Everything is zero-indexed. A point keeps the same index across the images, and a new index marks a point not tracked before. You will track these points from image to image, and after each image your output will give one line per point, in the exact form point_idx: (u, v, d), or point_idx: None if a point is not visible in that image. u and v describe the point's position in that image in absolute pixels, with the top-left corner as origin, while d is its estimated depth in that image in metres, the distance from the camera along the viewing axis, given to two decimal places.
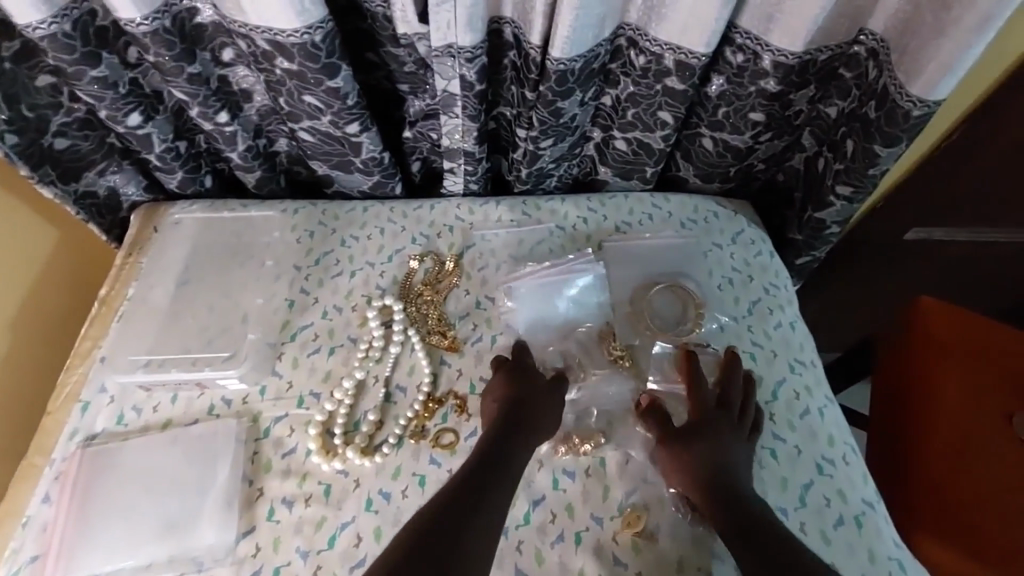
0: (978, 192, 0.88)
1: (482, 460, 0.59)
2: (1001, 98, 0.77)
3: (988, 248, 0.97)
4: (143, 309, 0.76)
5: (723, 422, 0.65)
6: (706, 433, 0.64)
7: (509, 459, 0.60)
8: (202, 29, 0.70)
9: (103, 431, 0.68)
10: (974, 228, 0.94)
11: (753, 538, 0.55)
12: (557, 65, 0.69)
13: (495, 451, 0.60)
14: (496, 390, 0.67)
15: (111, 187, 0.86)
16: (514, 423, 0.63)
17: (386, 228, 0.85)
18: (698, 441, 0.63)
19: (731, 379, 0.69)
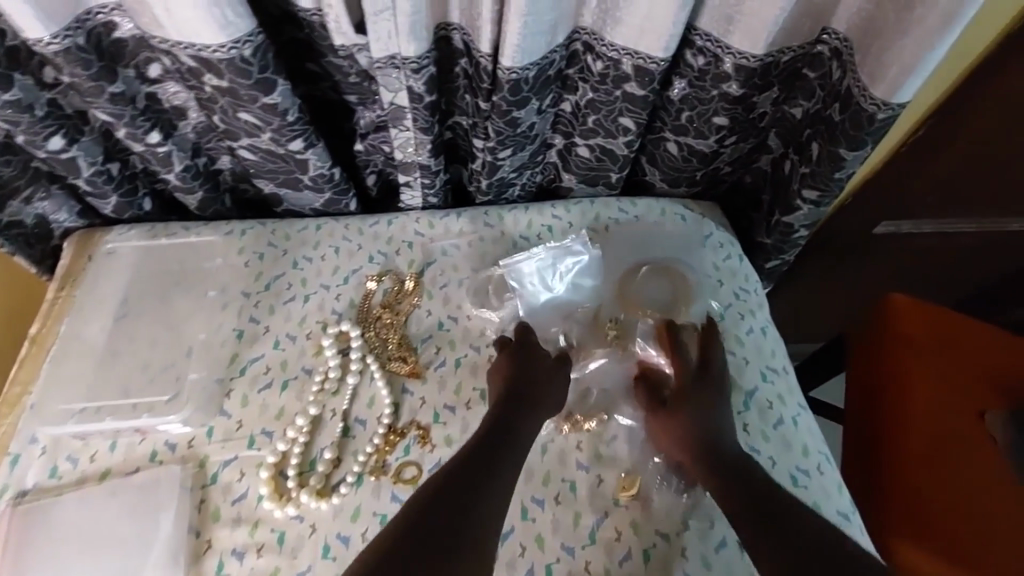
0: (942, 185, 0.87)
1: (483, 438, 0.58)
2: (964, 94, 0.76)
3: (954, 236, 0.97)
4: (77, 348, 0.71)
5: (714, 390, 0.66)
6: (696, 399, 0.65)
7: (511, 438, 0.59)
8: (123, 45, 0.64)
9: (35, 486, 0.63)
10: (940, 219, 0.94)
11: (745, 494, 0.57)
12: (509, 75, 0.65)
13: (496, 428, 0.59)
14: (498, 369, 0.67)
15: (40, 215, 0.80)
16: (516, 399, 0.62)
17: (341, 247, 0.81)
18: (694, 407, 0.64)
19: (719, 350, 0.68)
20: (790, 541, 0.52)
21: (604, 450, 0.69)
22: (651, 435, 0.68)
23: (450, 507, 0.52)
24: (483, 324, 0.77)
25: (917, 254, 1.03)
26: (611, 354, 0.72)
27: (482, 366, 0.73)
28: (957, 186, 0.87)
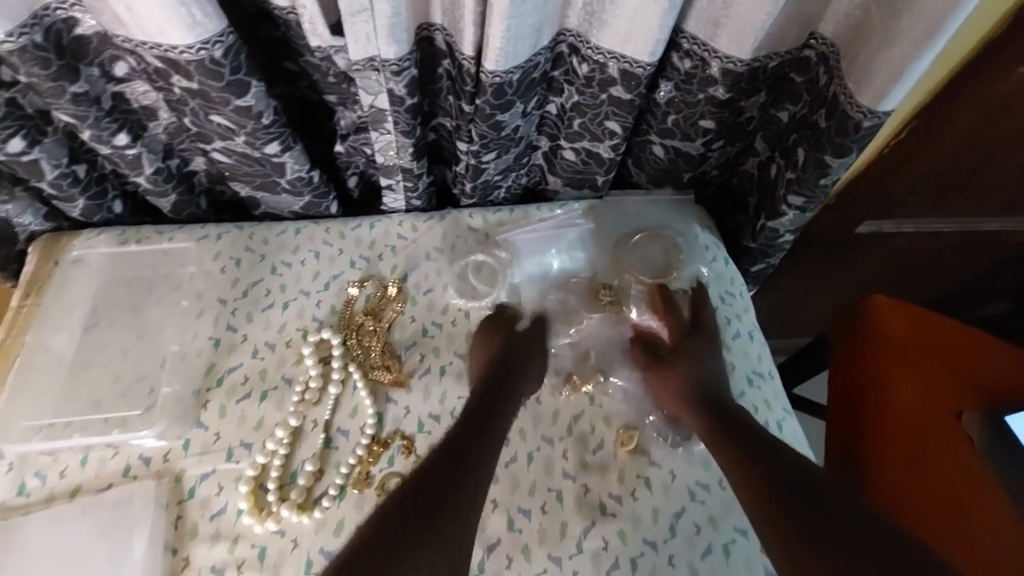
0: (921, 188, 0.88)
1: (480, 398, 0.62)
2: (947, 99, 0.76)
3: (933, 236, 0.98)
4: (45, 359, 0.68)
5: (703, 342, 0.71)
6: (686, 352, 0.70)
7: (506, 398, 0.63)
8: (85, 42, 0.61)
9: (2, 504, 0.61)
10: (918, 220, 0.95)
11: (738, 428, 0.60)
12: (492, 78, 0.63)
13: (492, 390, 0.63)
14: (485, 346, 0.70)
15: (3, 218, 0.76)
16: (510, 363, 0.66)
17: (321, 251, 0.79)
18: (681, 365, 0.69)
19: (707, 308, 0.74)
20: (774, 472, 0.55)
21: (591, 459, 0.68)
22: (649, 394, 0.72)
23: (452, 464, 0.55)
24: (468, 330, 0.76)
25: (897, 254, 1.04)
26: (606, 316, 0.78)
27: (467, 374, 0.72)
28: (938, 188, 0.88)
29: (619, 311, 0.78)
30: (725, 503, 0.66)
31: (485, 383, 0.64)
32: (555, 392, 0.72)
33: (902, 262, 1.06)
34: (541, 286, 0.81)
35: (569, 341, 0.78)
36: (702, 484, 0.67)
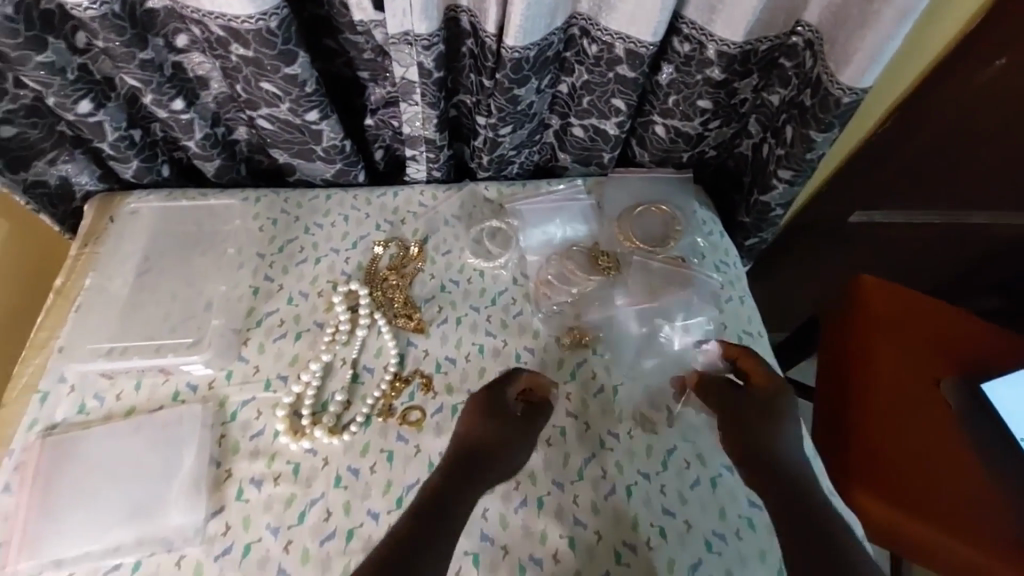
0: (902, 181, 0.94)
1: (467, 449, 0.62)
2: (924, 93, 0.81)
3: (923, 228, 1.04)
4: (101, 298, 0.76)
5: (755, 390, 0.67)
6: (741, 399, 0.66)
7: (499, 466, 0.62)
8: (154, 14, 0.69)
9: (64, 421, 0.68)
10: (907, 211, 1.00)
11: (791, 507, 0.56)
12: (511, 53, 0.71)
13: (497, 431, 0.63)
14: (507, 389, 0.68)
15: (63, 177, 0.84)
16: (523, 425, 0.65)
17: (350, 215, 0.86)
18: (745, 411, 0.64)
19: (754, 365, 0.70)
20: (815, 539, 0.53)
21: (592, 402, 0.75)
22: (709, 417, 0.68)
23: (441, 507, 0.56)
24: (482, 287, 0.83)
25: (887, 243, 1.09)
26: (606, 279, 0.84)
27: (480, 325, 0.79)
28: (922, 178, 0.93)
29: (619, 275, 0.84)
30: (713, 444, 0.72)
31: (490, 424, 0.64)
32: (561, 344, 0.79)
33: (893, 251, 1.11)
34: (546, 252, 0.86)
35: (570, 297, 0.82)
36: (692, 425, 0.73)
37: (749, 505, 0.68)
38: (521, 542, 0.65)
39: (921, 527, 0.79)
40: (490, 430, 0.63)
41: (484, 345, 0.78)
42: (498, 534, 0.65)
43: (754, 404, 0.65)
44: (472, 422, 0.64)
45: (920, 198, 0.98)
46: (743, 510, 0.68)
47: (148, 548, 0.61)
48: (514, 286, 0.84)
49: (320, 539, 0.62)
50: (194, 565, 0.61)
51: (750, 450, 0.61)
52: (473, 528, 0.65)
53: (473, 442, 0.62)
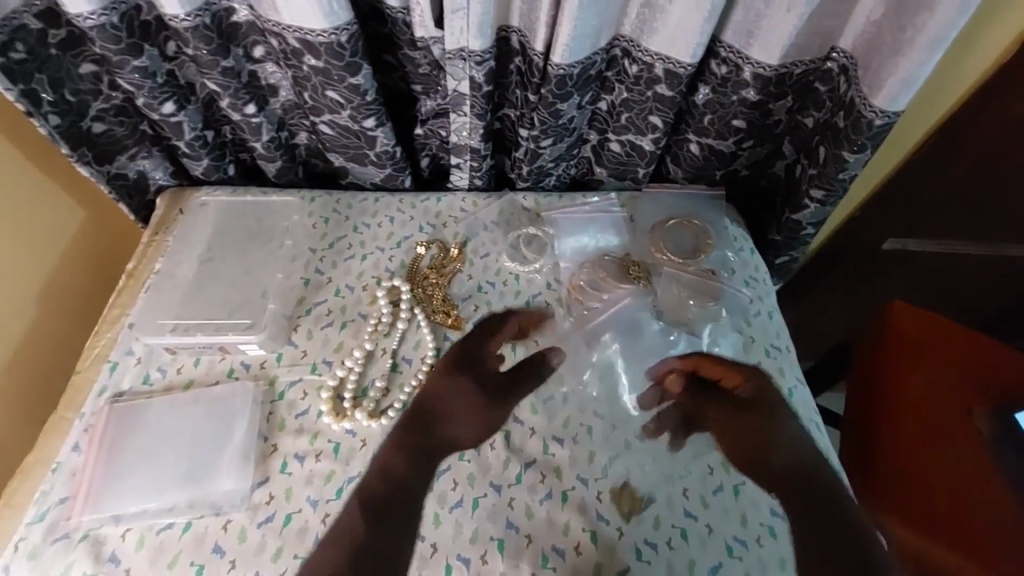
0: (933, 217, 0.94)
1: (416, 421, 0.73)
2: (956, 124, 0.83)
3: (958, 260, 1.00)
4: (169, 281, 0.83)
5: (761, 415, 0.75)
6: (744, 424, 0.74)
7: (469, 428, 0.73)
8: (237, 27, 0.77)
9: (130, 389, 0.74)
10: (942, 240, 0.98)
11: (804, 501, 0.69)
12: (557, 70, 0.76)
13: (475, 394, 0.76)
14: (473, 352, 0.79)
15: (140, 171, 0.92)
16: (496, 395, 0.75)
17: (395, 217, 0.92)
18: (748, 424, 0.74)
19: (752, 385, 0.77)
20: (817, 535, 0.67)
21: (619, 405, 0.77)
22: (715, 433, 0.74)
23: (392, 491, 0.68)
24: (516, 290, 0.86)
25: (925, 277, 1.05)
26: (637, 288, 0.85)
27: (514, 325, 0.83)
28: (959, 209, 0.92)
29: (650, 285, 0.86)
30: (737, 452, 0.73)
31: (471, 385, 0.76)
32: (590, 347, 0.82)
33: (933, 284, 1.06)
34: (579, 259, 0.89)
35: (601, 305, 0.83)
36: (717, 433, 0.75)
37: (771, 514, 0.69)
38: (545, 533, 0.67)
39: (956, 561, 0.74)
40: (470, 391, 0.76)
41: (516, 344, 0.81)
42: (523, 523, 0.67)
43: (761, 410, 0.75)
44: (449, 378, 0.77)
45: (957, 229, 0.95)
46: (766, 518, 0.68)
47: (198, 511, 0.65)
48: (547, 290, 0.87)
49: (354, 515, 0.66)
50: (238, 530, 0.65)
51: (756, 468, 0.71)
52: (500, 516, 0.68)
53: (451, 402, 0.75)
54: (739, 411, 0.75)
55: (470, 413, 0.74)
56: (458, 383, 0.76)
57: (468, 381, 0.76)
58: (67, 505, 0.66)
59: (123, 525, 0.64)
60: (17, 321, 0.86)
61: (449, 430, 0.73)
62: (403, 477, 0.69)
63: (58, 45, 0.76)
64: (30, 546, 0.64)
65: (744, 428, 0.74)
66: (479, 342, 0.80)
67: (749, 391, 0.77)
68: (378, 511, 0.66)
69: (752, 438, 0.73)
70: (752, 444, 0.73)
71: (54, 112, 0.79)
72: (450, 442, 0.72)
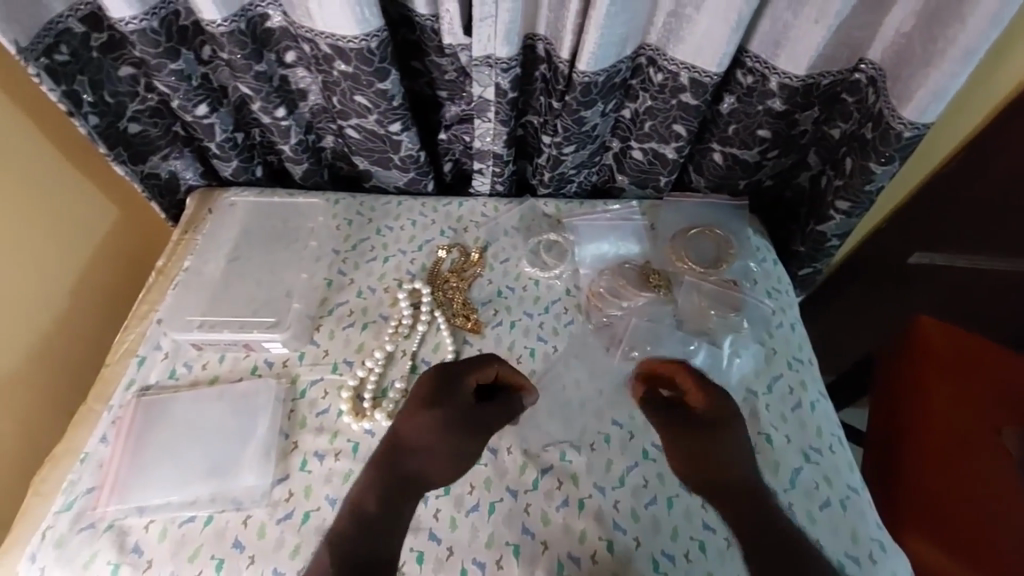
0: (961, 232, 0.93)
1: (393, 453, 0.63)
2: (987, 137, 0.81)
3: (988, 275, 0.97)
4: (196, 278, 0.84)
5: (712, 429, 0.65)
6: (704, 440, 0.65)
7: (444, 467, 0.63)
8: (271, 33, 0.79)
9: (157, 383, 0.76)
10: (972, 254, 0.95)
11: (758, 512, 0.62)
12: (582, 78, 0.77)
13: (450, 428, 0.63)
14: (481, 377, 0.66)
15: (172, 171, 0.95)
16: (479, 427, 0.63)
17: (417, 221, 0.93)
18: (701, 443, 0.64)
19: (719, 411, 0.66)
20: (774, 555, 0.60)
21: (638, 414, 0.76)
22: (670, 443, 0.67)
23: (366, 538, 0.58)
24: (536, 295, 0.87)
25: (953, 292, 1.03)
26: (657, 297, 0.86)
27: (534, 330, 0.83)
28: (989, 224, 0.90)
29: (670, 295, 0.86)
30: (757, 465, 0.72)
31: (442, 422, 0.63)
32: (609, 354, 0.81)
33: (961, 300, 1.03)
34: (599, 266, 0.89)
35: (620, 312, 0.84)
36: None
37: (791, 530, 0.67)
38: (561, 539, 0.67)
39: None
40: (442, 425, 0.62)
41: (535, 349, 0.81)
42: (539, 529, 0.67)
43: (711, 425, 0.65)
44: (419, 413, 0.64)
45: (987, 244, 0.93)
46: None
47: (219, 505, 0.66)
48: (567, 296, 0.87)
49: None
50: (258, 526, 0.65)
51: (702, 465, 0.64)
52: (516, 521, 0.68)
53: (424, 436, 0.63)
54: (683, 430, 0.66)
55: (444, 451, 0.62)
56: (425, 418, 0.63)
57: (439, 422, 0.63)
58: (93, 495, 0.67)
59: (146, 516, 0.66)
60: (51, 313, 0.88)
61: (420, 468, 0.62)
62: (370, 514, 0.60)
63: (99, 48, 0.79)
64: (57, 533, 0.65)
65: (693, 444, 0.65)
66: (459, 372, 0.66)
67: (707, 408, 0.66)
68: (352, 546, 0.58)
69: (712, 459, 0.64)
70: (714, 468, 0.64)
71: (93, 112, 0.82)
72: (423, 481, 0.62)
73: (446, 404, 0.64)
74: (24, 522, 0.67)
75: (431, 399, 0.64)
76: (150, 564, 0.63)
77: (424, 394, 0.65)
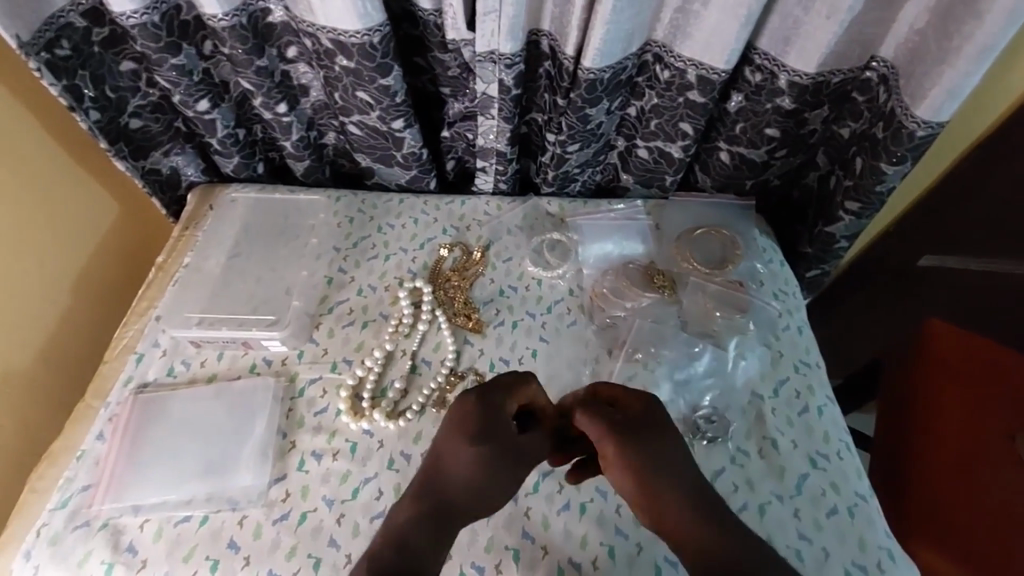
0: (973, 236, 0.91)
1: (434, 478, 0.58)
2: (1001, 138, 0.79)
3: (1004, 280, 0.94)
4: (196, 275, 0.84)
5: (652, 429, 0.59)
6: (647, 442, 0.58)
7: (494, 497, 0.58)
8: (272, 28, 0.79)
9: (154, 380, 0.75)
10: (985, 258, 0.93)
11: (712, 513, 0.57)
12: (587, 74, 0.75)
13: (501, 462, 0.57)
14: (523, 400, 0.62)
15: (173, 167, 0.94)
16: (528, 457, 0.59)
17: (419, 219, 0.92)
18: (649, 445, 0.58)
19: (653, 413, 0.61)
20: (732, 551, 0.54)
21: None
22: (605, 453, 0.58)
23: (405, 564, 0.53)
24: (539, 295, 0.85)
25: (964, 296, 1.01)
26: (661, 297, 0.84)
27: (536, 330, 0.82)
28: (1002, 226, 0.88)
29: (675, 295, 0.85)
30: (763, 470, 0.71)
31: (492, 456, 0.57)
32: (612, 355, 0.80)
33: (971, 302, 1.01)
34: (603, 266, 0.88)
35: (623, 313, 0.83)
36: (742, 449, 0.72)
37: (798, 537, 0.66)
38: (561, 544, 0.65)
39: None
40: (490, 459, 0.57)
41: (537, 349, 0.80)
42: (540, 533, 0.66)
43: (653, 426, 0.59)
44: (464, 446, 0.57)
45: (1001, 248, 0.91)
46: (792, 541, 0.65)
47: (215, 505, 0.65)
48: (570, 296, 0.85)
49: (369, 517, 0.65)
50: (254, 526, 0.64)
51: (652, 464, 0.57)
52: (515, 525, 0.66)
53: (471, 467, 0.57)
54: (628, 438, 0.57)
55: (494, 484, 0.57)
56: (473, 453, 0.57)
57: (488, 456, 0.57)
58: (89, 493, 0.67)
59: (142, 515, 0.65)
60: (51, 310, 0.88)
61: (469, 502, 0.57)
62: (415, 551, 0.54)
63: (100, 42, 0.78)
64: (52, 532, 0.64)
65: (638, 454, 0.56)
66: (499, 396, 0.60)
67: (645, 413, 0.60)
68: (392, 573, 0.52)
69: (662, 467, 0.57)
70: (659, 470, 0.57)
71: (94, 107, 0.81)
72: (472, 514, 0.58)
73: (496, 431, 0.58)
74: (20, 519, 0.66)
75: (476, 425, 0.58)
76: (145, 564, 0.62)
77: (465, 424, 0.59)
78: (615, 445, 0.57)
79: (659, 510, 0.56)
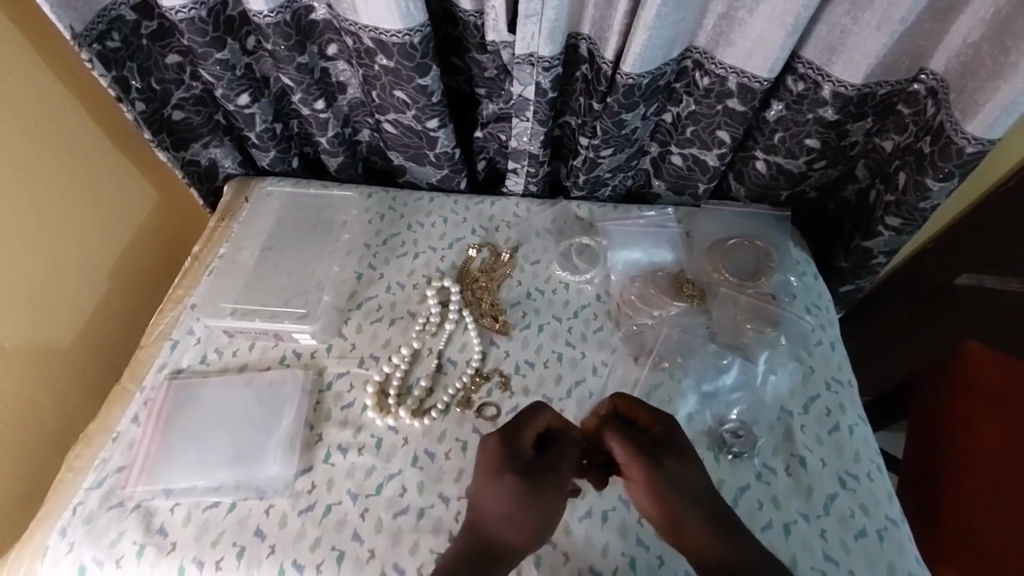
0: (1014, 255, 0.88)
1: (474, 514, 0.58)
2: None
3: None
4: (231, 266, 0.85)
5: (672, 452, 0.58)
6: (668, 464, 0.57)
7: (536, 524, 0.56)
8: (314, 25, 0.80)
9: (188, 367, 0.77)
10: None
11: (732, 529, 0.56)
12: (626, 79, 0.75)
13: (532, 486, 0.56)
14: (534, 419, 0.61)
15: (211, 159, 0.96)
16: (550, 478, 0.57)
17: (449, 218, 0.92)
18: (669, 469, 0.57)
19: (668, 433, 0.60)
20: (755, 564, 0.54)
21: None
22: (630, 474, 0.57)
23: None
24: (565, 298, 0.85)
25: (1001, 316, 0.99)
26: (689, 307, 0.83)
27: (561, 335, 0.81)
28: None
29: (704, 306, 0.84)
30: (791, 487, 0.69)
31: (517, 485, 0.56)
32: (639, 363, 0.79)
33: (1007, 325, 1.00)
34: (632, 272, 0.87)
35: (650, 321, 0.82)
36: (770, 465, 0.71)
37: (826, 559, 0.64)
38: (583, 550, 0.65)
39: None
40: (517, 489, 0.56)
41: (563, 354, 0.79)
42: (562, 539, 0.66)
43: (671, 447, 0.58)
44: (492, 481, 0.57)
45: None
46: (818, 561, 0.64)
47: (243, 493, 0.67)
48: (597, 302, 0.85)
49: (393, 512, 0.66)
50: (280, 516, 0.65)
51: (671, 485, 0.56)
52: None
53: (500, 503, 0.56)
54: (650, 457, 0.57)
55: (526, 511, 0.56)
56: (509, 483, 0.56)
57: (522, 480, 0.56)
58: (122, 474, 0.69)
59: (172, 499, 0.66)
60: (91, 295, 0.91)
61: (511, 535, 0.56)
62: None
63: (149, 35, 0.80)
64: (87, 510, 0.66)
65: (664, 475, 0.56)
66: (513, 427, 0.60)
67: (668, 435, 0.60)
68: None
69: (685, 489, 0.56)
70: (677, 491, 0.56)
71: (141, 99, 0.83)
72: (517, 550, 0.57)
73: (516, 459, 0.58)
74: (57, 497, 0.68)
75: (496, 455, 0.59)
76: (174, 547, 0.64)
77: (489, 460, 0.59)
78: (641, 468, 0.56)
79: (680, 531, 0.56)
